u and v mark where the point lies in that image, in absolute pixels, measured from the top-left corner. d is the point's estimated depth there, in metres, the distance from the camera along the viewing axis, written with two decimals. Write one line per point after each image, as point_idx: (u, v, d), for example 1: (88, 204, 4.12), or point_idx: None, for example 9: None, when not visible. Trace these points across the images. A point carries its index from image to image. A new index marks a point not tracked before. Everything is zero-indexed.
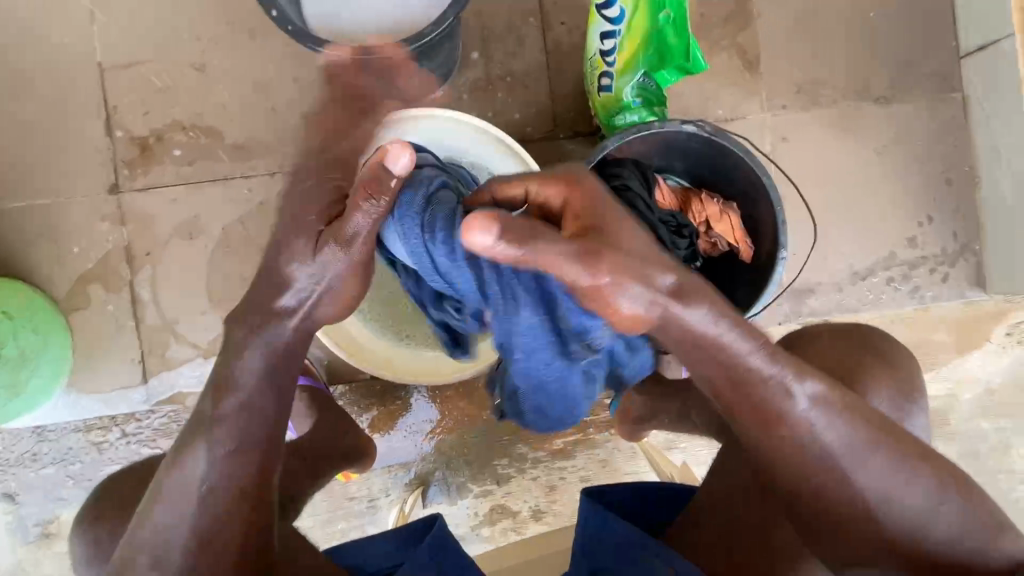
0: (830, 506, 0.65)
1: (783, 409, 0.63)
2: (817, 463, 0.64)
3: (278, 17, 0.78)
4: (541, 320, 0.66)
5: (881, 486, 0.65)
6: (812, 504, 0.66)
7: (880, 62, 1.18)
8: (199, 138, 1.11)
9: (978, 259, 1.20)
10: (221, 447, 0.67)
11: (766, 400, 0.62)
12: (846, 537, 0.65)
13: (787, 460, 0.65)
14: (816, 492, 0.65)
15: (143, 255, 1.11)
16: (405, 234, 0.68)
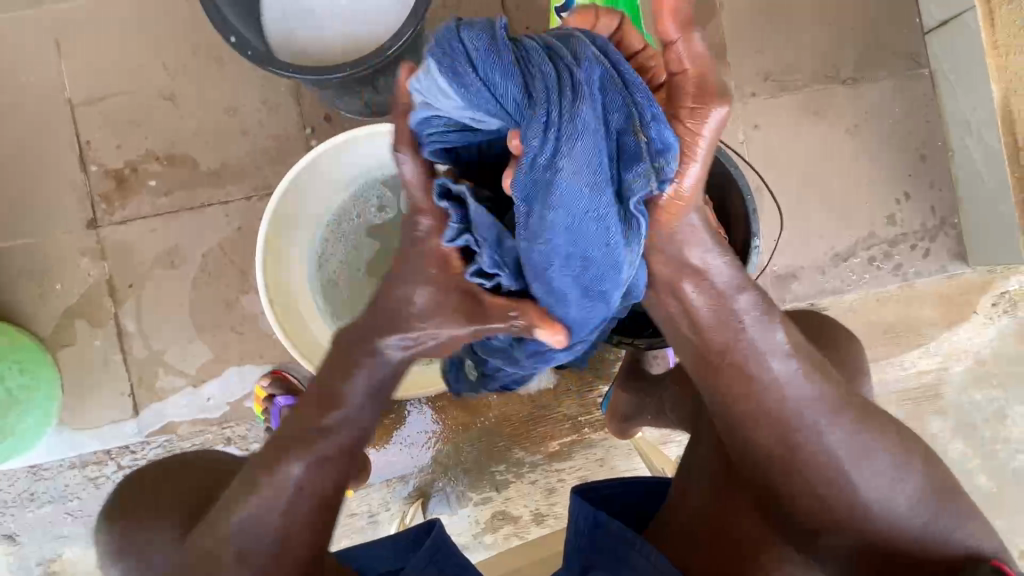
0: (802, 463, 0.67)
1: (753, 358, 0.68)
2: (785, 416, 0.67)
3: (237, 44, 0.78)
4: (607, 143, 0.54)
5: (851, 445, 0.66)
6: (784, 462, 0.67)
7: (846, 44, 1.19)
8: (174, 167, 1.11)
9: (957, 232, 1.20)
10: (322, 452, 0.70)
11: (738, 345, 0.68)
12: (813, 502, 0.66)
13: (761, 414, 0.68)
14: (788, 449, 0.67)
15: (126, 287, 1.11)
16: (451, 56, 0.53)
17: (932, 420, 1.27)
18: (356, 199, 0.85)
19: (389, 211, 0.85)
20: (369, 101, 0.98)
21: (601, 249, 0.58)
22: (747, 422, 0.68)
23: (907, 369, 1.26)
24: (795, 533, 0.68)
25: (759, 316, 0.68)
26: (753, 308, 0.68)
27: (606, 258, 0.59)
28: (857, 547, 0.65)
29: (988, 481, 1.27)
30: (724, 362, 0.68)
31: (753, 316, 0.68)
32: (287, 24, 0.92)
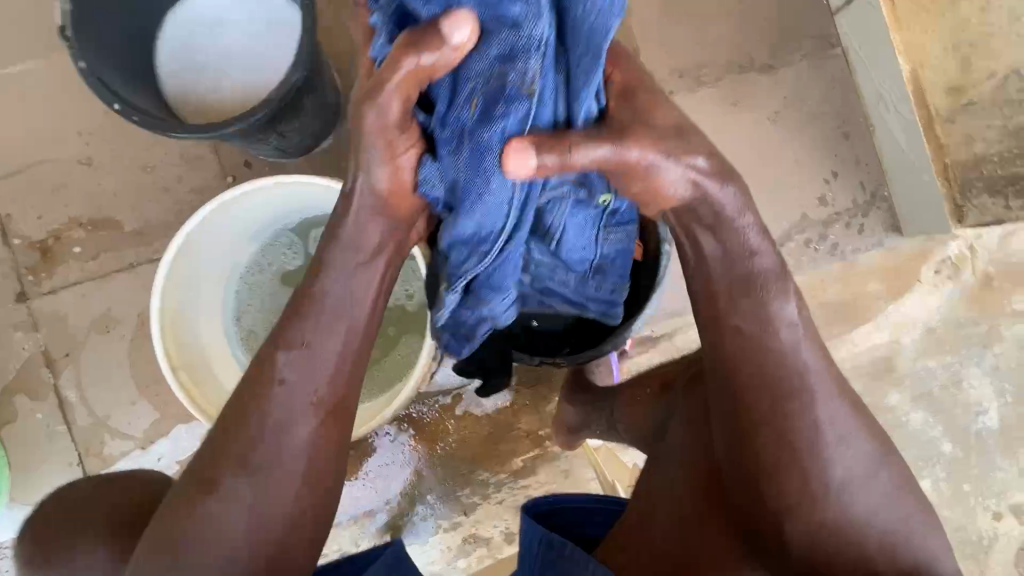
0: (794, 439, 0.62)
1: (772, 325, 0.64)
2: (791, 385, 0.63)
3: (120, 111, 0.76)
4: None
5: (838, 429, 0.62)
6: (774, 433, 0.62)
7: (757, 32, 1.19)
8: (98, 231, 1.10)
9: (888, 205, 1.21)
10: (287, 369, 0.65)
11: (755, 305, 0.65)
12: (788, 480, 0.61)
13: (766, 378, 0.63)
14: (785, 417, 0.62)
15: (62, 356, 1.10)
16: None
17: (890, 393, 1.27)
18: (263, 248, 0.85)
19: (296, 257, 0.85)
20: (278, 145, 0.98)
21: None
22: (741, 394, 0.63)
23: (859, 345, 1.25)
24: (754, 527, 0.63)
25: (782, 280, 0.66)
26: (775, 268, 0.66)
27: None
28: (812, 539, 0.61)
29: (952, 447, 1.27)
30: (735, 315, 0.65)
31: (776, 275, 0.66)
32: (184, 80, 0.92)
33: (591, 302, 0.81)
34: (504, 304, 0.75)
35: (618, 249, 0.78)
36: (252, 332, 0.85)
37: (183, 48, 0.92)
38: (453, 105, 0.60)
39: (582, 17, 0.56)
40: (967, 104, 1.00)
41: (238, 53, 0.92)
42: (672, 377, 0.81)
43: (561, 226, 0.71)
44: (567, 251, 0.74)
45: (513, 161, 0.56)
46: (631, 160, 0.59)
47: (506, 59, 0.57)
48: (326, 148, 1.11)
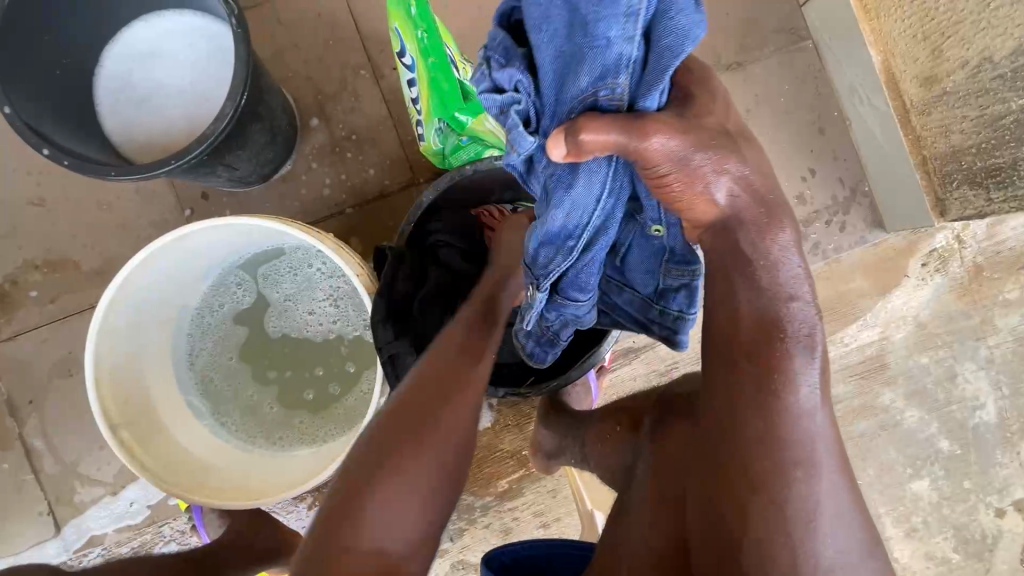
0: (788, 506, 0.53)
1: (792, 380, 0.55)
2: (801, 448, 0.54)
3: (50, 155, 0.72)
4: None
5: (832, 502, 0.54)
6: (767, 497, 0.53)
7: (723, 30, 1.15)
8: (56, 272, 1.07)
9: (870, 200, 1.17)
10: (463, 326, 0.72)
11: (773, 353, 0.55)
12: (769, 553, 0.52)
13: (772, 436, 0.54)
14: (786, 480, 0.53)
15: (26, 404, 1.07)
16: None
17: (883, 392, 1.22)
18: (213, 288, 0.83)
19: (248, 295, 0.84)
20: (232, 177, 0.95)
21: None
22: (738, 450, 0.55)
23: (849, 344, 1.21)
24: None
25: (815, 333, 0.57)
26: (813, 319, 0.57)
27: None
28: None
29: (950, 444, 1.23)
30: (751, 361, 0.56)
31: (811, 326, 0.56)
32: (127, 115, 0.89)
33: (656, 325, 0.76)
34: (588, 305, 0.72)
35: (683, 289, 0.72)
36: (208, 374, 0.83)
37: (124, 83, 0.89)
38: (556, 123, 0.60)
39: (670, 41, 0.54)
40: (943, 94, 0.97)
41: (183, 85, 0.89)
42: (643, 415, 0.75)
43: (627, 243, 0.70)
44: (630, 271, 0.73)
45: (558, 150, 0.56)
46: (667, 144, 0.54)
47: (600, 73, 0.56)
48: (286, 175, 1.08)
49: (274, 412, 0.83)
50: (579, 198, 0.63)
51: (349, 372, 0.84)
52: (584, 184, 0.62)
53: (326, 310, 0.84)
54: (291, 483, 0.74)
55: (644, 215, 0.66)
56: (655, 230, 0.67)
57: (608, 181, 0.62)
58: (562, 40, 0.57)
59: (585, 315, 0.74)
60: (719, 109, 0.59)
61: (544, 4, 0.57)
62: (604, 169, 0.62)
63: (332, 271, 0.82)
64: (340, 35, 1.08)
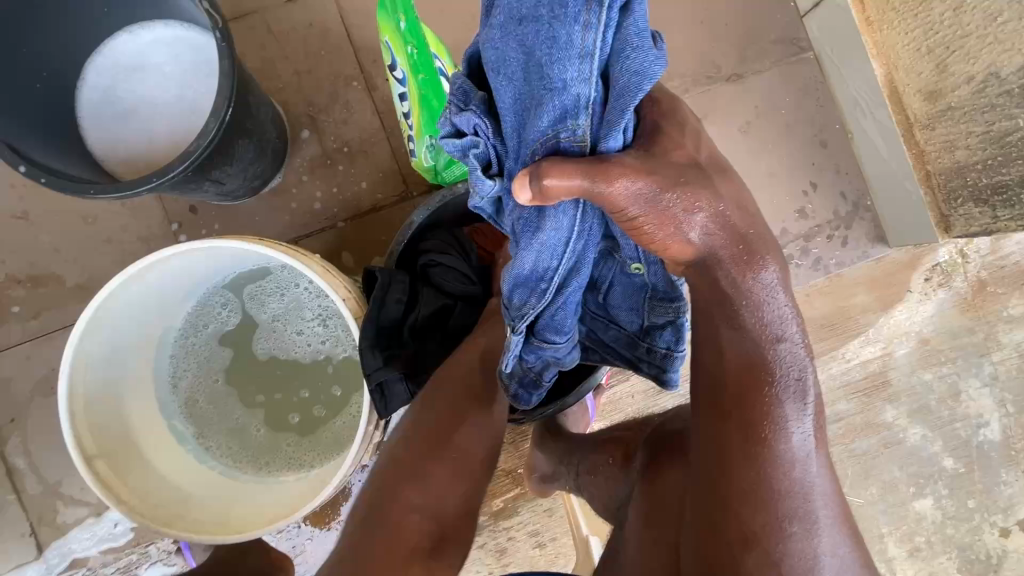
0: (784, 562, 0.51)
1: (780, 429, 0.53)
2: (794, 500, 0.52)
3: (27, 172, 0.70)
4: None
5: (834, 550, 0.52)
6: (764, 553, 0.51)
7: (723, 40, 1.13)
8: (40, 287, 1.04)
9: (872, 215, 1.15)
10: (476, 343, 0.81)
11: (760, 403, 0.54)
12: None
13: (766, 490, 0.52)
14: (779, 535, 0.51)
15: (8, 422, 1.04)
16: None
17: (886, 409, 1.20)
18: (197, 308, 0.81)
19: (234, 315, 0.81)
20: (220, 191, 0.93)
21: (555, 35, 0.52)
22: (732, 502, 0.53)
23: (851, 360, 1.19)
24: None
25: (805, 376, 0.55)
26: (803, 361, 0.55)
27: (547, 37, 0.52)
28: None
29: (954, 463, 1.21)
30: (738, 409, 0.54)
31: (800, 371, 0.54)
32: (112, 129, 0.87)
33: (644, 362, 0.74)
34: (568, 346, 0.70)
35: (670, 326, 0.70)
36: (192, 397, 0.80)
37: (109, 96, 0.87)
38: (520, 165, 0.58)
39: (626, 80, 0.51)
40: (947, 109, 0.94)
41: (171, 98, 0.87)
42: (635, 450, 0.74)
43: (608, 279, 0.69)
44: (614, 306, 0.71)
45: (522, 193, 0.53)
46: (633, 187, 0.51)
47: (558, 115, 0.53)
48: (275, 188, 1.06)
49: (259, 437, 0.81)
50: (547, 240, 0.61)
51: (337, 395, 0.81)
52: (557, 231, 0.60)
53: (315, 330, 0.82)
54: (275, 513, 0.71)
55: (623, 253, 0.65)
56: (635, 268, 0.66)
57: (576, 223, 0.60)
58: (520, 82, 0.55)
59: (567, 359, 0.72)
60: (689, 141, 0.56)
61: (499, 47, 0.56)
62: (572, 211, 0.60)
63: (318, 290, 0.80)
64: (331, 46, 1.06)
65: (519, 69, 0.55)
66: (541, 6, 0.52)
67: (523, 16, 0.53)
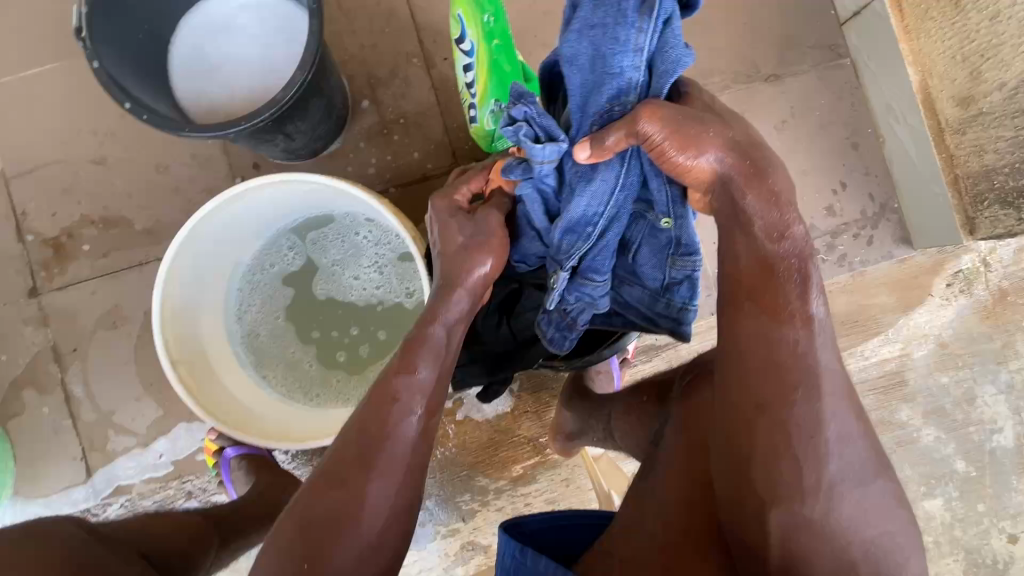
0: (792, 427, 0.55)
1: (795, 335, 0.58)
2: (803, 373, 0.56)
3: (131, 109, 0.78)
4: None
5: (862, 478, 0.55)
6: (775, 420, 0.56)
7: (764, 42, 1.19)
8: (110, 229, 1.12)
9: (899, 217, 1.20)
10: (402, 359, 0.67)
11: (765, 304, 0.59)
12: (779, 466, 0.55)
13: (777, 368, 0.57)
14: (794, 421, 0.55)
15: (70, 352, 1.11)
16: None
17: (900, 409, 1.23)
18: (265, 248, 0.88)
19: (298, 257, 0.89)
20: (287, 148, 1.00)
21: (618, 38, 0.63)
22: (742, 387, 0.58)
23: (870, 358, 1.22)
24: (741, 534, 0.57)
25: (809, 271, 0.60)
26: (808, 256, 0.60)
27: (610, 40, 0.63)
28: (788, 537, 0.54)
29: (965, 466, 1.23)
30: (751, 299, 0.60)
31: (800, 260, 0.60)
32: (198, 82, 0.94)
33: (663, 319, 0.81)
34: (604, 287, 0.78)
35: (687, 281, 0.77)
36: (255, 330, 0.88)
37: (197, 52, 0.94)
38: (582, 134, 0.68)
39: (664, 70, 0.64)
40: (979, 113, 1.00)
41: (249, 56, 0.95)
42: (670, 381, 0.78)
43: (639, 238, 0.76)
44: (642, 265, 0.78)
45: (582, 153, 0.64)
46: (659, 125, 0.61)
47: (615, 93, 0.65)
48: (333, 152, 1.13)
49: (312, 370, 0.87)
50: (595, 192, 0.70)
51: (384, 339, 0.88)
52: (605, 178, 0.69)
53: (371, 275, 0.88)
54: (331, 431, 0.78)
55: (654, 211, 0.73)
56: (663, 224, 0.73)
57: (621, 176, 0.70)
58: (588, 71, 0.65)
59: (602, 300, 0.79)
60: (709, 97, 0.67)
61: (573, 45, 0.66)
62: (618, 164, 0.69)
63: (378, 238, 0.87)
64: (396, 24, 1.13)
65: (588, 64, 0.65)
66: (607, 15, 0.63)
67: (593, 23, 0.64)
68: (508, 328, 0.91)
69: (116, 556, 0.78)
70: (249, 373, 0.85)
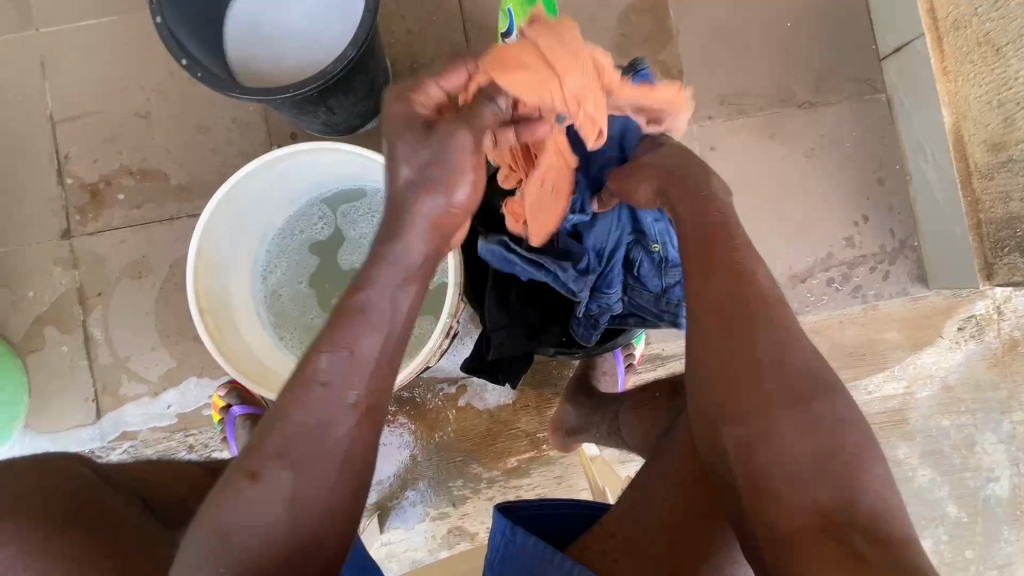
0: (741, 354, 0.61)
1: (786, 336, 0.61)
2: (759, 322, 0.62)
3: (187, 66, 0.81)
4: None
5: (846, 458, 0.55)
6: (728, 353, 0.61)
7: (801, 69, 1.20)
8: (147, 181, 1.16)
9: (917, 255, 1.20)
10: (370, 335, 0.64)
11: (741, 291, 0.64)
12: (733, 394, 0.60)
13: (732, 309, 0.63)
14: (757, 378, 0.59)
15: (95, 295, 1.14)
16: None
17: (898, 447, 1.23)
18: (297, 214, 0.92)
19: (327, 228, 0.92)
20: (327, 121, 1.03)
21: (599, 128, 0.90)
22: (720, 362, 0.61)
23: (873, 393, 1.23)
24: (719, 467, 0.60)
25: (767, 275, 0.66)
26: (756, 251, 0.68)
27: None
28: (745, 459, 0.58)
29: (958, 511, 1.23)
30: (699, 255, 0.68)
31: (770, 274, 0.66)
32: (248, 49, 0.97)
33: (664, 314, 0.91)
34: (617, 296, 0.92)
35: (680, 284, 0.89)
36: (277, 291, 0.91)
37: (253, 20, 0.98)
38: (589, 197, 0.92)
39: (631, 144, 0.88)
40: (1008, 161, 1.01)
41: (301, 27, 0.97)
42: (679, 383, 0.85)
43: (637, 260, 0.91)
44: (643, 280, 0.92)
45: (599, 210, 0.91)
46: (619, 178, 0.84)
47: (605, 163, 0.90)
48: (369, 131, 1.15)
49: None
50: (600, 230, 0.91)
51: None
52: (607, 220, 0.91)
53: None
54: None
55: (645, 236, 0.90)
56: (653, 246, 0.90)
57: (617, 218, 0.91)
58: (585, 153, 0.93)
59: (616, 308, 0.93)
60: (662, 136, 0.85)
61: None
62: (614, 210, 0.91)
63: None
64: (444, 13, 1.16)
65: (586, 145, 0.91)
66: None
67: None
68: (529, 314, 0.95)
69: (118, 497, 0.75)
70: (265, 332, 0.89)
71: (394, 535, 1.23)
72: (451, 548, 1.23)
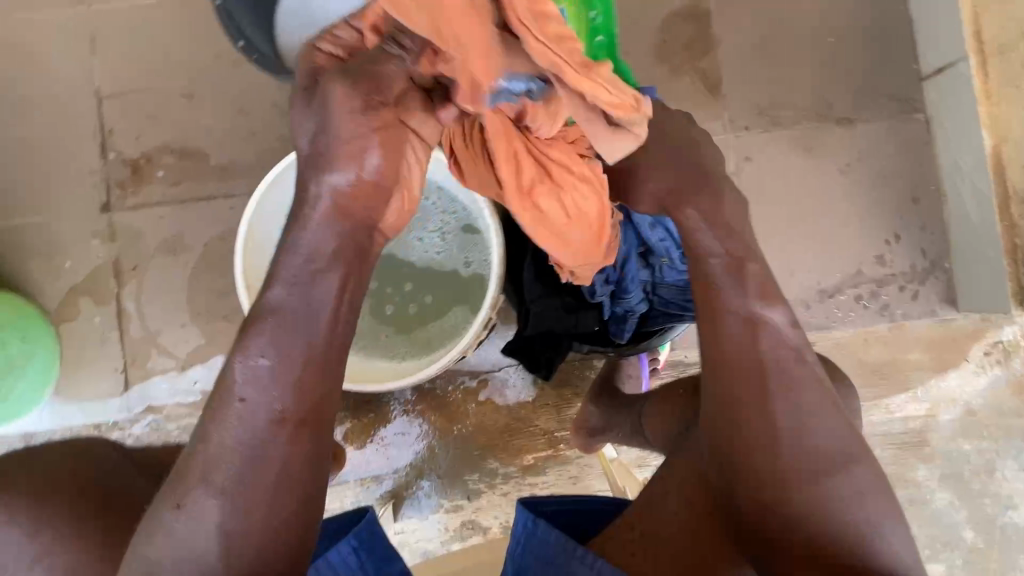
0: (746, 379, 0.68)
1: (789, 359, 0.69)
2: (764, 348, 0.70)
3: (244, 49, 0.89)
4: None
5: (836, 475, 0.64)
6: (737, 379, 0.69)
7: (840, 84, 1.20)
8: (186, 159, 1.18)
9: (947, 277, 1.20)
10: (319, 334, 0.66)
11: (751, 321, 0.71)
12: (740, 413, 0.67)
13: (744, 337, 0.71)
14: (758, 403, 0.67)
15: (130, 269, 1.16)
16: None
17: (917, 468, 1.23)
18: None
19: None
20: None
21: None
22: (727, 383, 0.69)
23: (894, 413, 1.22)
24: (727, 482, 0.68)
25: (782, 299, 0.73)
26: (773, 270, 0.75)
27: None
28: (752, 477, 0.66)
29: (974, 536, 1.22)
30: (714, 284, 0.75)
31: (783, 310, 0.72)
32: None
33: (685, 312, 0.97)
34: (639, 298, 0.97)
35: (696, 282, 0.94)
36: None
37: None
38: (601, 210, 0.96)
39: None
40: None
41: None
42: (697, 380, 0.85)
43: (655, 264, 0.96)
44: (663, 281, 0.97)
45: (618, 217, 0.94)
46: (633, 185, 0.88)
47: None
48: None
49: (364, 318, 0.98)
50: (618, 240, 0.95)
51: (430, 303, 0.98)
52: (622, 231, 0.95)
53: (433, 240, 0.98)
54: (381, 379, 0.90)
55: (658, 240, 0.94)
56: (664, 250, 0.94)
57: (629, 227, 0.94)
58: None
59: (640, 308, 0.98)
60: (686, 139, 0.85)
61: None
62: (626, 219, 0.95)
63: (444, 207, 0.95)
64: None
65: None
66: None
67: None
68: (560, 301, 0.97)
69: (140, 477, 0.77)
70: None
71: (407, 524, 1.24)
72: (463, 542, 1.23)
